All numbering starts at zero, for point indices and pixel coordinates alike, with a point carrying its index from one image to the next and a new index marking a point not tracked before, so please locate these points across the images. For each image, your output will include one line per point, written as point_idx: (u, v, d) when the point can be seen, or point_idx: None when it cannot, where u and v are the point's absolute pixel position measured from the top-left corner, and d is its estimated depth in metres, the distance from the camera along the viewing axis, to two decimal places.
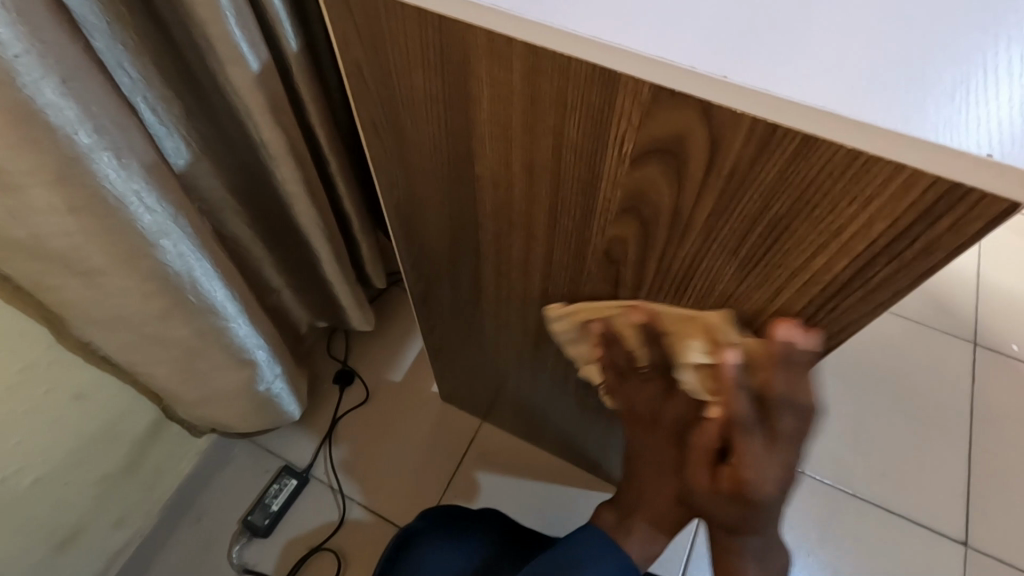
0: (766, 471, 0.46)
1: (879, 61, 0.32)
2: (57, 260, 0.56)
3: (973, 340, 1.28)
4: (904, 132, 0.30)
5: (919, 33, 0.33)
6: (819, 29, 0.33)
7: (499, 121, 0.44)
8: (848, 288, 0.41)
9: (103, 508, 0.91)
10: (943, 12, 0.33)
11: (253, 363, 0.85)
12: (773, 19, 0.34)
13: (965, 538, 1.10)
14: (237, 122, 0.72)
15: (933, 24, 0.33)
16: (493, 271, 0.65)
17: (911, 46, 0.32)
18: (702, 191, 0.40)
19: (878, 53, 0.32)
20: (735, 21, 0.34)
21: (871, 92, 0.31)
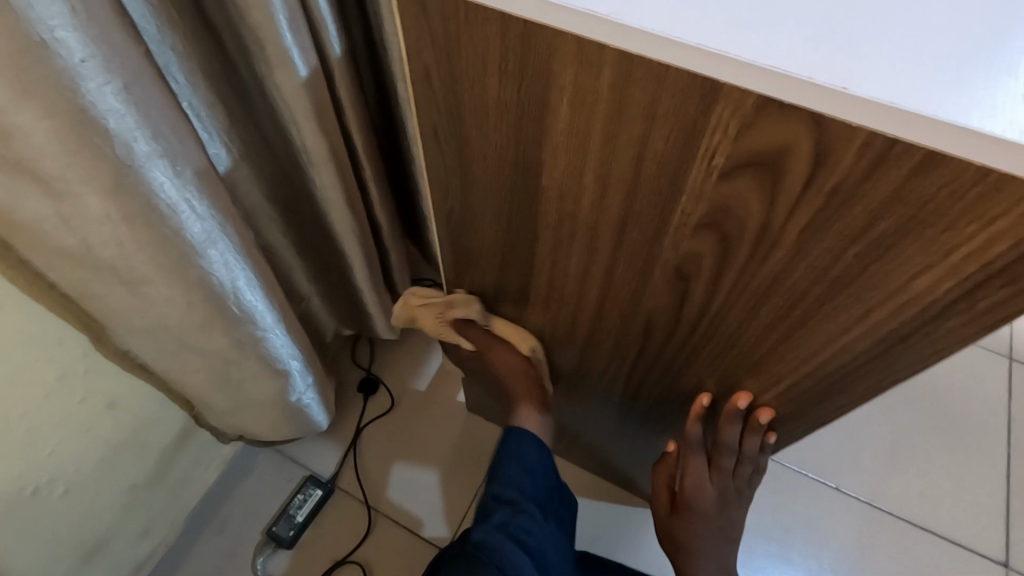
0: (703, 487, 0.69)
1: (937, 59, 0.31)
2: (107, 268, 0.56)
3: (1009, 355, 1.25)
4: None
5: (966, 31, 0.32)
6: (906, 35, 0.32)
7: (577, 133, 0.42)
8: (951, 311, 0.39)
9: (131, 516, 0.89)
10: (981, 19, 0.32)
11: (285, 373, 0.83)
12: (857, 20, 0.32)
13: (1006, 560, 1.06)
14: (279, 127, 0.70)
15: (973, 34, 0.32)
16: (544, 284, 0.63)
17: (960, 55, 0.31)
18: (798, 207, 0.38)
19: (934, 53, 0.31)
20: (828, 27, 0.32)
21: (983, 97, 0.30)
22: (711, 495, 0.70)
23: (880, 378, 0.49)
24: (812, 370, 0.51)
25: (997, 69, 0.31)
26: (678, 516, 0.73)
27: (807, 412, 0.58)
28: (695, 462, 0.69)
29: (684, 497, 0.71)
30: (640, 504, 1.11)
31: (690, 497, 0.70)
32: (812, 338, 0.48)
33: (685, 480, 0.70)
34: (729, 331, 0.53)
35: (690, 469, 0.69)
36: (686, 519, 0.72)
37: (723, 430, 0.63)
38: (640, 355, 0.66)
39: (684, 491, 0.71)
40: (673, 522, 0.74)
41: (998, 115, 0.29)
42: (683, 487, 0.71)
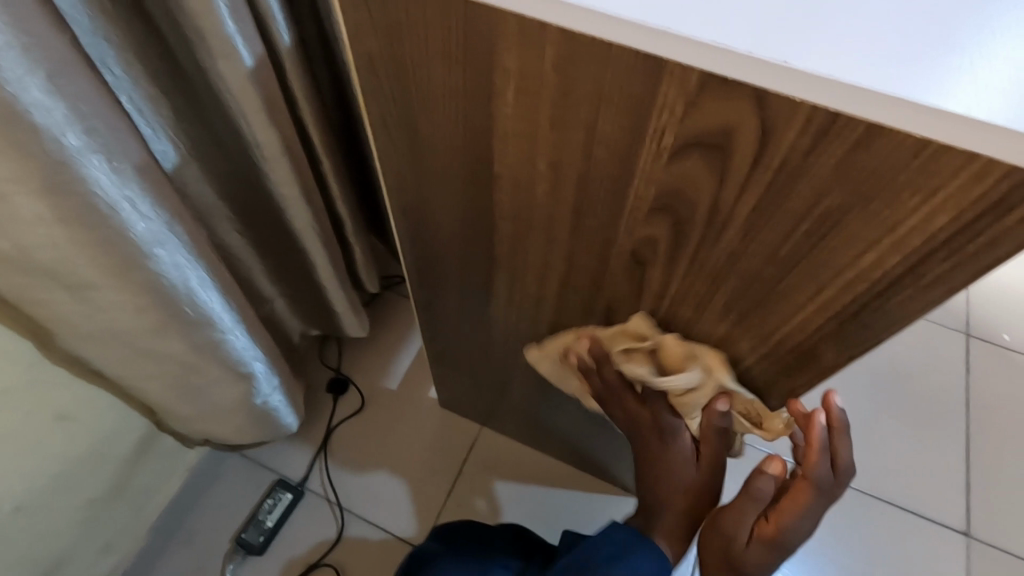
0: (804, 523, 0.56)
1: (891, 33, 0.31)
2: (50, 272, 0.54)
3: (965, 331, 1.28)
4: (1003, 123, 0.28)
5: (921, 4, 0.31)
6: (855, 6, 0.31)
7: (527, 118, 0.41)
8: (898, 285, 0.39)
9: (91, 531, 0.86)
10: None
11: (249, 377, 0.80)
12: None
13: (967, 528, 1.10)
14: (227, 121, 0.68)
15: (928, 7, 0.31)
16: (505, 275, 0.62)
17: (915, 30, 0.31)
18: (746, 187, 0.38)
19: (887, 26, 0.31)
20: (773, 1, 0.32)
21: (925, 68, 0.30)
22: (801, 532, 0.56)
23: (837, 356, 0.49)
24: (772, 350, 0.52)
25: (948, 37, 0.30)
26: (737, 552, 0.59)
27: (769, 393, 0.59)
28: (806, 499, 0.54)
29: (777, 535, 0.57)
30: (615, 492, 1.11)
31: (786, 536, 0.56)
32: (769, 318, 0.48)
33: (789, 521, 0.55)
34: (689, 315, 0.53)
35: (799, 504, 0.55)
36: (761, 560, 0.58)
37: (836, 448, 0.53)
38: None
39: (768, 527, 0.57)
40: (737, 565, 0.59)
41: (946, 90, 0.29)
42: (774, 523, 0.56)
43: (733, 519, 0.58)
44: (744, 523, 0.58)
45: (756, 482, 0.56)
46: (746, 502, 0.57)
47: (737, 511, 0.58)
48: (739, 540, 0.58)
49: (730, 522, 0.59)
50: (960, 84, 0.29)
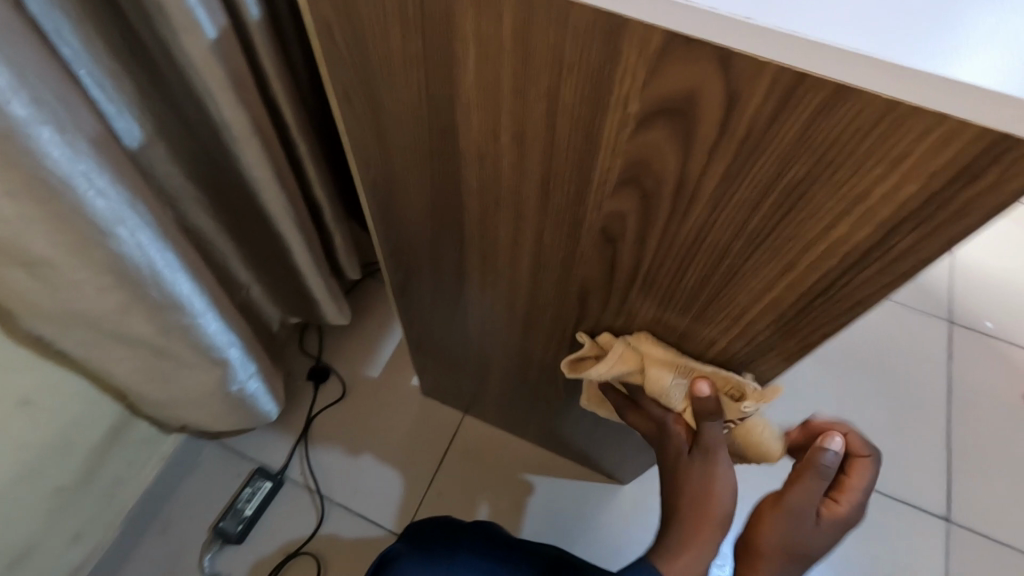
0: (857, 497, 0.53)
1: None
2: (3, 250, 0.52)
3: (948, 319, 1.29)
4: (1004, 91, 0.27)
5: None
6: None
7: (490, 87, 0.40)
8: (867, 258, 0.38)
9: (61, 519, 0.84)
10: None
11: (223, 363, 0.79)
12: None
13: (947, 513, 1.10)
14: (193, 98, 0.66)
15: None
16: (477, 256, 0.61)
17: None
18: (713, 156, 0.36)
19: None
20: None
21: (898, 30, 0.29)
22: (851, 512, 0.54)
23: (808, 335, 0.48)
24: (746, 329, 0.51)
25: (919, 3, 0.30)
26: (800, 539, 0.52)
27: (744, 374, 0.58)
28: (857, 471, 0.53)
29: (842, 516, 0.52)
30: (598, 479, 1.11)
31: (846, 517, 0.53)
32: (742, 296, 0.47)
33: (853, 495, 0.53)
34: (662, 295, 0.52)
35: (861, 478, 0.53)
36: (823, 542, 0.53)
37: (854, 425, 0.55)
38: (582, 326, 0.64)
39: (835, 506, 0.53)
40: (800, 553, 0.53)
41: (924, 54, 0.28)
42: (842, 502, 0.52)
43: (804, 502, 0.51)
44: (815, 503, 0.51)
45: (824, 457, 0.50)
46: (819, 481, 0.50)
47: (804, 489, 0.51)
48: (808, 521, 0.52)
49: (799, 504, 0.51)
50: (937, 49, 0.28)
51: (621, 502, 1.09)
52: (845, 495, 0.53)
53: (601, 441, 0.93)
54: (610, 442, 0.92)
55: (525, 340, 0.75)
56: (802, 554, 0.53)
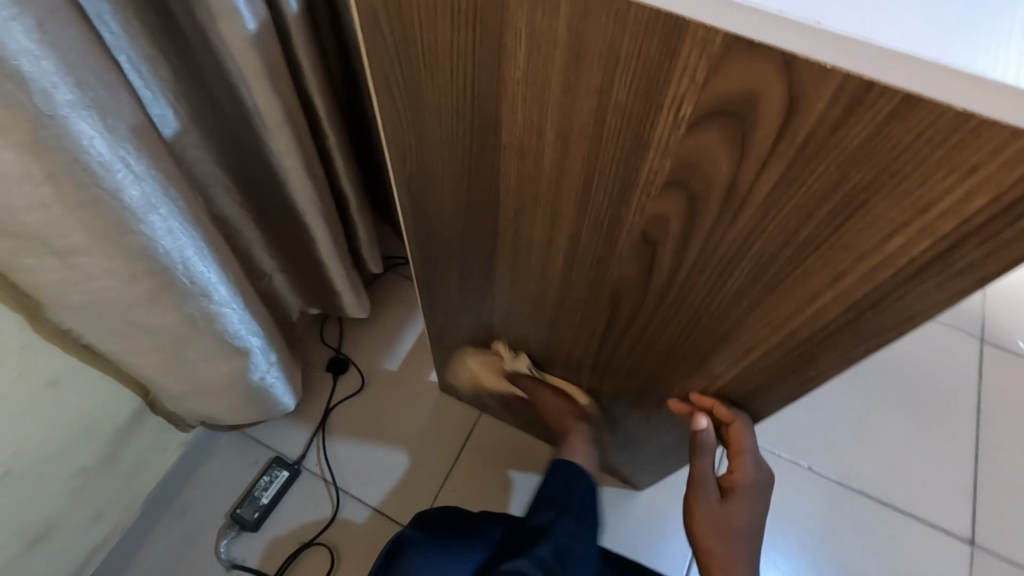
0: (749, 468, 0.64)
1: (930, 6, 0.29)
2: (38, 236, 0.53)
3: (979, 336, 1.25)
4: None
5: None
6: None
7: (537, 84, 0.39)
8: (924, 273, 0.37)
9: (83, 499, 0.86)
10: None
11: (245, 352, 0.79)
12: None
13: (972, 536, 1.08)
14: (228, 85, 0.66)
15: None
16: (507, 254, 0.61)
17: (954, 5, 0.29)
18: (769, 161, 0.35)
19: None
20: None
21: (967, 39, 0.28)
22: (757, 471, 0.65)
23: (850, 348, 0.47)
24: (783, 340, 0.49)
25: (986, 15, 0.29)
26: (723, 512, 0.64)
27: (777, 385, 0.57)
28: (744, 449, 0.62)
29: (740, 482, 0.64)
30: (614, 483, 1.09)
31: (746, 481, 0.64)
32: (782, 306, 0.46)
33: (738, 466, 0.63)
34: (699, 301, 0.51)
35: (745, 441, 0.62)
36: (742, 511, 0.63)
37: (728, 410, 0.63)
38: (611, 329, 0.63)
39: (734, 473, 0.64)
40: (729, 526, 0.63)
41: (990, 63, 0.27)
42: (739, 469, 0.63)
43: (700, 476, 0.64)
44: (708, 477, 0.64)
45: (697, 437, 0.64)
46: (705, 456, 0.64)
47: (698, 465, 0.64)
48: (711, 493, 0.64)
49: (701, 477, 0.64)
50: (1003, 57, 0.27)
51: (638, 507, 1.08)
52: (738, 461, 0.63)
53: (620, 445, 0.92)
54: (629, 447, 0.91)
55: (549, 341, 0.74)
56: (733, 528, 0.63)
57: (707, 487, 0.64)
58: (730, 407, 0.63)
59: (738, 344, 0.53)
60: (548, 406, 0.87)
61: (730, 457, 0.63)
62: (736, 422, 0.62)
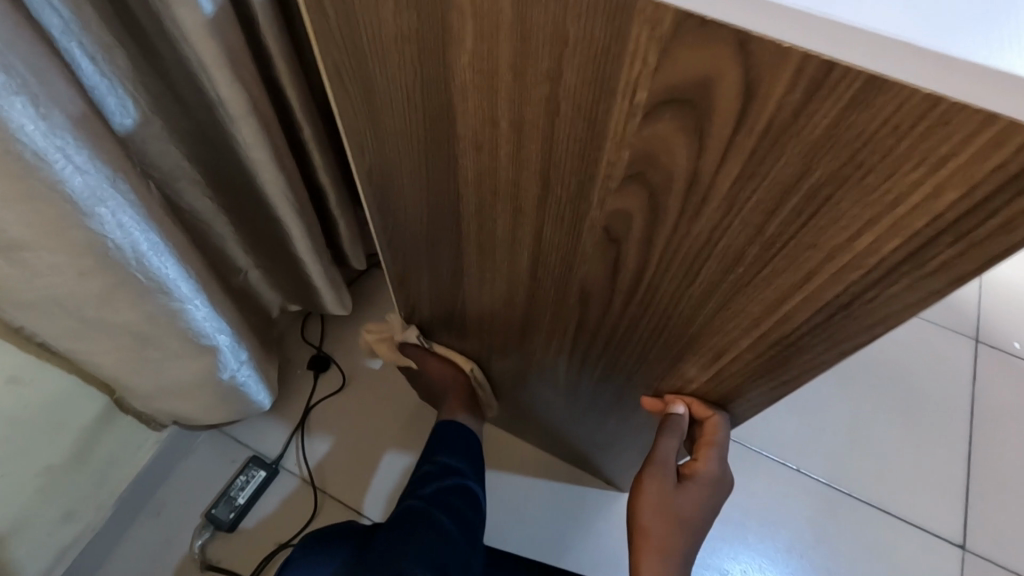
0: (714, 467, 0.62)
1: None
2: None
3: (974, 337, 1.23)
4: None
5: None
6: None
7: (487, 69, 0.37)
8: (896, 273, 0.35)
9: (49, 500, 0.84)
10: None
11: (213, 350, 0.76)
12: None
13: (964, 541, 1.05)
14: (188, 74, 0.64)
15: None
16: (474, 251, 0.58)
17: None
18: (728, 153, 0.33)
19: None
20: None
21: (938, 14, 0.25)
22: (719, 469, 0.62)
23: (823, 351, 0.44)
24: (755, 343, 0.47)
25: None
26: (675, 498, 0.62)
27: (753, 389, 0.54)
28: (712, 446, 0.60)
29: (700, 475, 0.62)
30: (599, 485, 1.07)
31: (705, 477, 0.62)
32: (751, 307, 0.43)
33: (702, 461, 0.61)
34: (668, 301, 0.49)
35: (717, 436, 0.60)
36: (694, 502, 0.62)
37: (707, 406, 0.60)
38: (583, 329, 0.61)
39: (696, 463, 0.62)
40: (677, 515, 0.62)
41: (960, 39, 0.25)
42: (701, 460, 0.61)
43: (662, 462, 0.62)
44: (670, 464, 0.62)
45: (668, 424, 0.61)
46: (672, 438, 0.61)
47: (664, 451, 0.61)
48: (669, 481, 0.62)
49: (662, 458, 0.62)
50: (974, 32, 0.25)
51: (622, 510, 1.05)
52: (703, 451, 0.61)
53: (602, 447, 0.90)
54: (611, 449, 0.89)
55: (524, 341, 0.72)
56: (679, 518, 0.62)
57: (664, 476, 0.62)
58: (709, 404, 0.61)
59: (711, 347, 0.51)
60: (433, 372, 0.91)
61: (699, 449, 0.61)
62: (712, 417, 0.60)
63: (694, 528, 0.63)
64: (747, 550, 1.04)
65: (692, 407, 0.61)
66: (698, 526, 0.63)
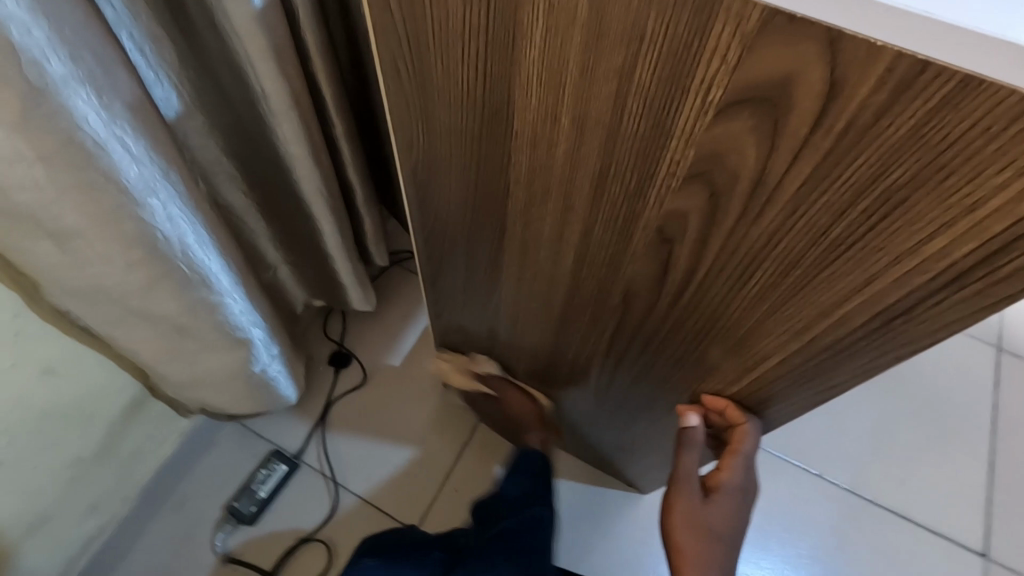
0: (741, 474, 0.62)
1: None
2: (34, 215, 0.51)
3: (996, 344, 1.22)
4: None
5: None
6: None
7: (554, 65, 0.37)
8: (966, 278, 0.34)
9: (78, 489, 0.84)
10: None
11: (246, 343, 0.77)
12: None
13: (985, 549, 1.05)
14: (233, 68, 0.64)
15: None
16: (515, 249, 0.58)
17: None
18: (801, 153, 0.33)
19: None
20: None
21: None
22: (744, 476, 0.62)
23: (876, 356, 0.44)
24: (803, 347, 0.47)
25: None
26: (701, 508, 0.62)
27: (795, 394, 0.54)
28: (744, 453, 0.60)
29: (728, 483, 0.62)
30: (618, 486, 1.07)
31: (735, 483, 0.62)
32: (804, 311, 0.43)
33: (726, 468, 0.61)
34: (715, 302, 0.48)
35: (744, 444, 0.60)
36: (724, 511, 0.62)
37: (735, 414, 0.60)
38: (620, 329, 0.61)
39: (721, 472, 0.62)
40: (708, 526, 0.62)
41: None
42: (725, 468, 0.62)
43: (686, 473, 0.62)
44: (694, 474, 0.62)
45: (689, 433, 0.62)
46: (692, 453, 0.62)
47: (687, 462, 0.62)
48: (696, 492, 0.62)
49: (685, 473, 0.63)
50: None
51: (641, 511, 1.05)
52: (727, 460, 0.61)
53: (626, 448, 0.90)
54: (635, 450, 0.89)
55: (556, 339, 0.71)
56: (710, 530, 0.62)
57: (692, 488, 0.62)
58: (743, 410, 0.59)
59: (756, 351, 0.51)
60: (512, 404, 0.95)
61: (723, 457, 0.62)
62: (744, 425, 0.59)
63: (728, 539, 0.62)
64: (766, 554, 1.04)
65: (727, 414, 0.60)
66: (732, 537, 0.63)
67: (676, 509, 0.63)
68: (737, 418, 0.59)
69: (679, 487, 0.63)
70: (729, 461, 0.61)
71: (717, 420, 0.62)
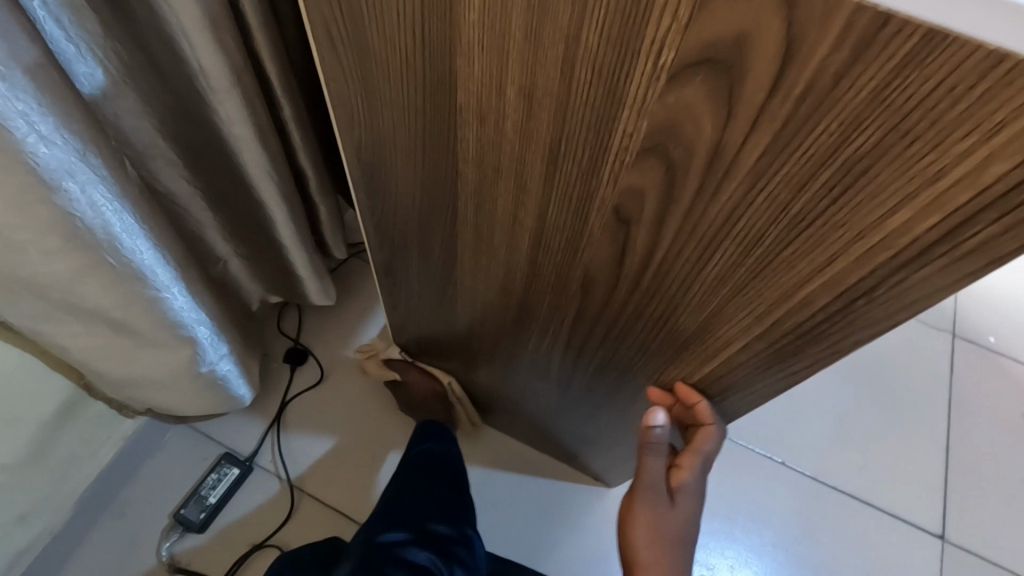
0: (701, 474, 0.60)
1: None
2: None
3: (952, 331, 1.24)
4: None
5: None
6: None
7: (498, 28, 0.34)
8: (931, 254, 0.33)
9: (6, 500, 0.78)
10: None
11: (191, 342, 0.72)
12: None
13: (943, 532, 1.06)
14: (165, 42, 0.59)
15: None
16: (469, 234, 0.55)
17: None
18: (760, 122, 0.30)
19: None
20: None
21: None
22: (705, 471, 0.61)
23: (841, 340, 0.43)
24: (767, 331, 0.45)
25: None
26: (661, 510, 0.60)
27: (758, 382, 0.52)
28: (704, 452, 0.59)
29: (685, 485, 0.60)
30: (584, 480, 1.05)
31: (694, 485, 0.60)
32: (767, 293, 0.41)
33: (685, 469, 0.60)
34: (675, 286, 0.46)
35: (705, 444, 0.58)
36: (681, 514, 0.61)
37: (702, 413, 0.58)
38: (580, 317, 0.58)
39: (681, 472, 0.60)
40: (665, 529, 0.60)
41: None
42: (684, 468, 0.60)
43: (650, 475, 0.60)
44: (658, 476, 0.60)
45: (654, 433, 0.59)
46: (656, 454, 0.60)
47: (651, 463, 0.60)
48: (659, 495, 0.60)
49: (648, 475, 0.60)
50: None
51: (608, 504, 1.04)
52: (688, 460, 0.59)
53: (591, 441, 0.88)
54: (600, 443, 0.87)
55: (516, 330, 0.69)
56: (668, 532, 0.60)
57: (655, 490, 0.60)
58: (711, 409, 0.58)
59: (719, 337, 0.49)
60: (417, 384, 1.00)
61: (684, 457, 0.60)
62: (710, 424, 0.58)
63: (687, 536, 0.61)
64: (732, 544, 1.03)
65: (697, 409, 0.58)
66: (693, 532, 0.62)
67: (637, 510, 0.61)
68: (704, 415, 0.58)
69: (641, 490, 0.61)
70: (688, 462, 0.60)
71: (684, 414, 0.61)
